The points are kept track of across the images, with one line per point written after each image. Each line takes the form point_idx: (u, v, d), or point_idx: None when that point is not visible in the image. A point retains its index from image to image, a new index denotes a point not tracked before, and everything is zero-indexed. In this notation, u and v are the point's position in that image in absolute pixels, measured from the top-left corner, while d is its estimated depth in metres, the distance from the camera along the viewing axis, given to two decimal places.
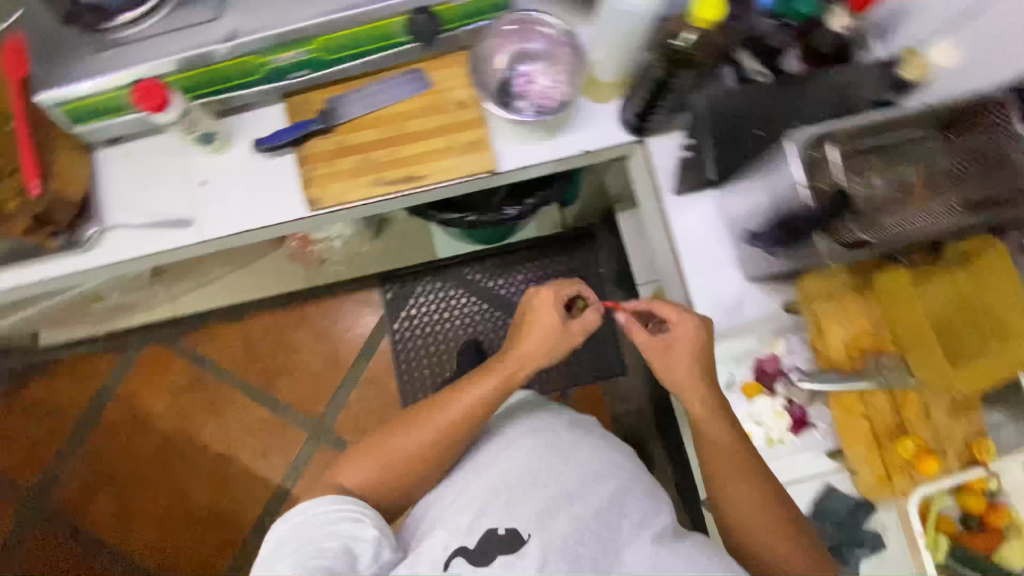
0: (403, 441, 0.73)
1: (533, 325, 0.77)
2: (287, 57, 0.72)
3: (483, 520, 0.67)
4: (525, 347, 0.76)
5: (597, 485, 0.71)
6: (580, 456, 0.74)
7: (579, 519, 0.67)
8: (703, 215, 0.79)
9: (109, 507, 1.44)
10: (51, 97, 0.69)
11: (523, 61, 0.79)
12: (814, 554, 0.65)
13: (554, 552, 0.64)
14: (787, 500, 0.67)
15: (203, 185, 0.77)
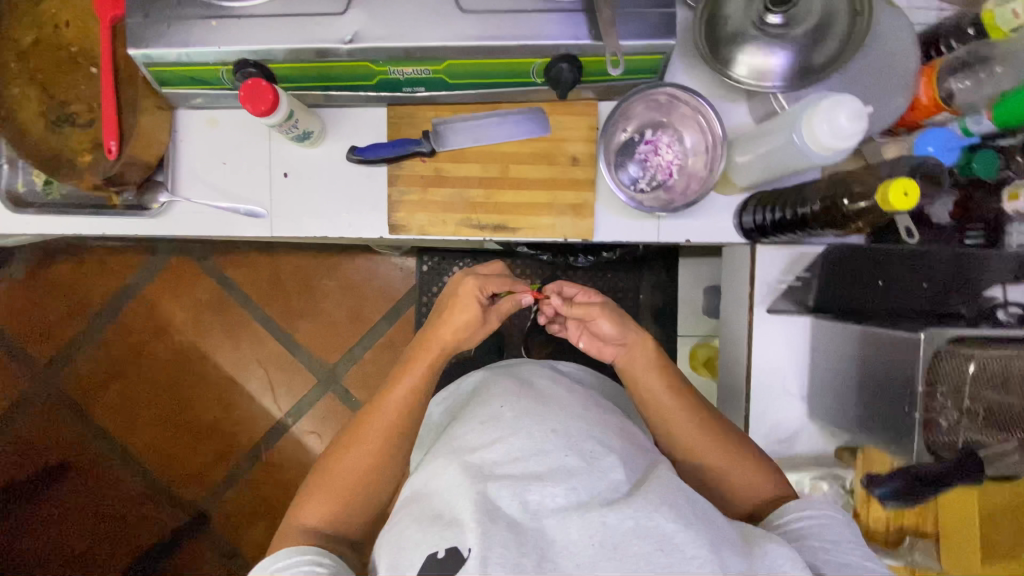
0: (350, 462, 0.67)
1: (455, 308, 0.72)
2: (407, 72, 0.65)
3: (410, 551, 0.52)
4: (426, 334, 0.73)
5: (537, 440, 0.58)
6: (531, 429, 0.59)
7: (532, 496, 0.53)
8: (790, 342, 0.76)
9: (114, 400, 1.46)
10: (144, 57, 0.62)
11: (656, 127, 0.72)
12: (759, 468, 0.68)
13: (498, 547, 0.49)
14: (702, 426, 0.68)
15: (285, 177, 0.72)
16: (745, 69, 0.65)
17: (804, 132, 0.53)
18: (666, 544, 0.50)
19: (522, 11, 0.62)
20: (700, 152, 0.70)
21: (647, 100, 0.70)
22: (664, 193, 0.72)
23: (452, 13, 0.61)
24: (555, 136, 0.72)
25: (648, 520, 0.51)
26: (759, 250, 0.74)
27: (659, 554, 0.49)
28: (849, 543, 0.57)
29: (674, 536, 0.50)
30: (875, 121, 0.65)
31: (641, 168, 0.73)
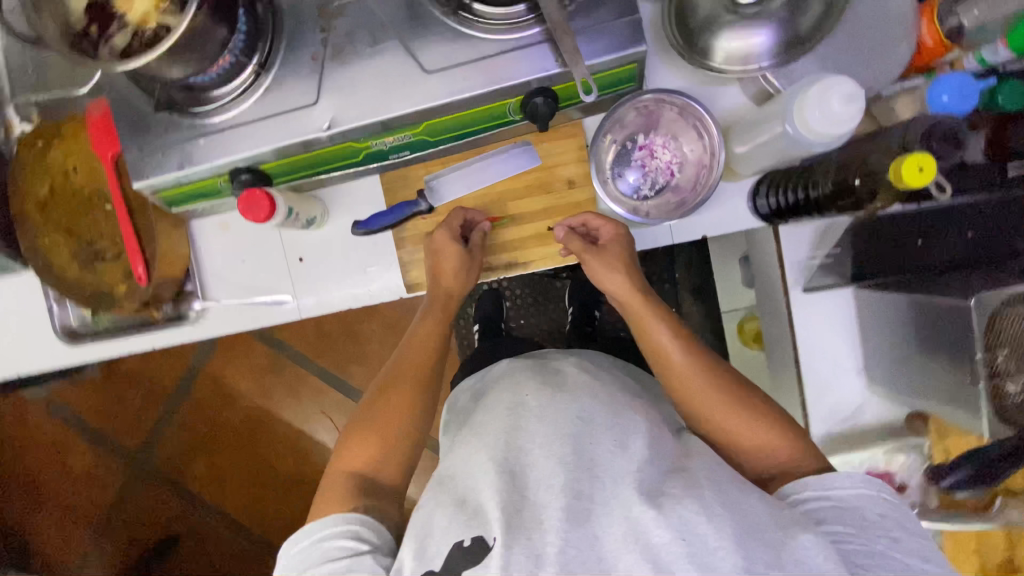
0: (392, 418, 0.65)
1: (439, 254, 0.71)
2: (389, 141, 0.66)
3: (437, 537, 0.53)
4: (437, 278, 0.72)
5: (556, 426, 0.58)
6: (550, 418, 0.59)
7: (560, 487, 0.52)
8: (835, 317, 0.72)
9: (203, 470, 1.57)
10: (149, 187, 0.65)
11: (647, 131, 0.71)
12: (779, 425, 0.60)
13: (522, 536, 0.49)
14: (714, 383, 0.61)
15: (301, 262, 0.75)
16: (723, 55, 0.63)
17: (794, 120, 0.50)
18: (687, 534, 0.47)
19: (486, 57, 0.61)
20: (694, 145, 0.69)
21: (635, 109, 0.69)
22: (670, 195, 0.71)
23: (418, 77, 0.61)
24: (547, 163, 0.72)
25: (676, 507, 0.49)
26: (780, 229, 0.71)
27: (683, 545, 0.46)
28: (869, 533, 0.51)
29: (695, 525, 0.47)
30: (878, 76, 0.61)
31: (641, 174, 0.71)
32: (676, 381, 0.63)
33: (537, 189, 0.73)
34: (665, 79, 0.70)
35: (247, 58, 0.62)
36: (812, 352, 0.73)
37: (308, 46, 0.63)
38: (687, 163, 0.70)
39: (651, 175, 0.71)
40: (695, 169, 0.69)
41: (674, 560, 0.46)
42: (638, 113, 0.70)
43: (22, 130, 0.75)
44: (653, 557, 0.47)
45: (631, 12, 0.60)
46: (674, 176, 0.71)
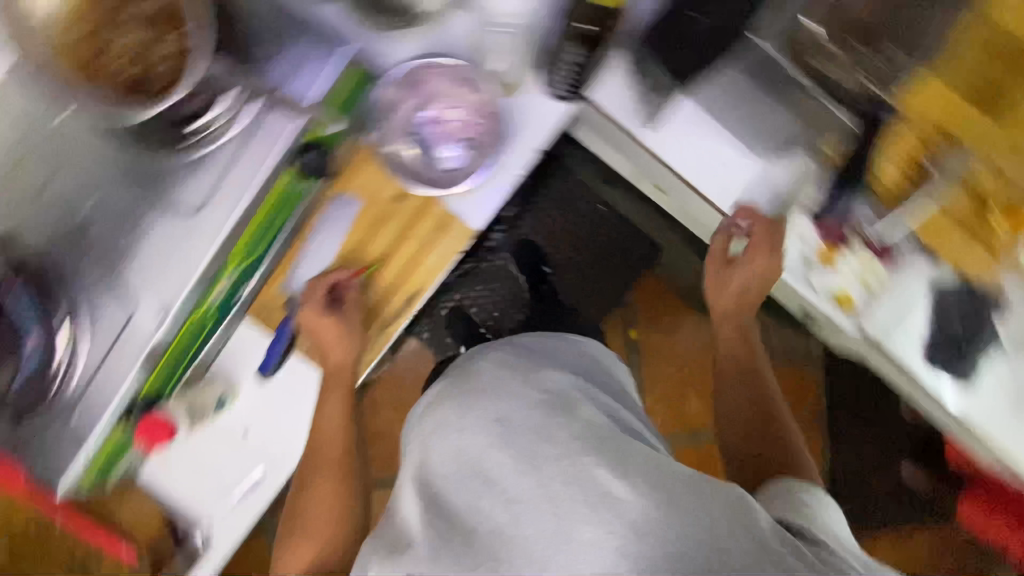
0: (317, 512, 0.67)
1: (321, 326, 0.68)
2: (221, 290, 0.65)
3: (370, 549, 0.54)
4: (326, 358, 0.70)
5: (480, 412, 0.55)
6: (473, 427, 0.53)
7: (474, 467, 0.50)
8: (694, 125, 0.70)
9: None
10: (68, 481, 0.67)
11: (423, 104, 0.69)
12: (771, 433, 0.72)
13: (452, 539, 0.47)
14: (744, 347, 0.78)
15: (240, 443, 0.73)
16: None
17: None
18: (606, 496, 0.43)
19: (228, 163, 0.61)
20: (466, 88, 0.68)
21: (392, 96, 0.67)
22: (484, 141, 0.69)
23: (190, 222, 0.60)
24: (365, 197, 0.70)
25: (583, 468, 0.45)
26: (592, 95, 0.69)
27: (603, 504, 0.42)
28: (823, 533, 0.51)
29: (615, 489, 0.43)
30: None
31: (448, 143, 0.70)
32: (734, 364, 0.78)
33: (380, 222, 0.70)
34: (400, 50, 0.68)
35: (53, 320, 0.62)
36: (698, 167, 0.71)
37: (91, 270, 0.62)
38: (472, 105, 0.69)
39: (456, 135, 0.69)
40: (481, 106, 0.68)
41: (595, 532, 0.41)
42: (402, 99, 0.69)
43: None
44: (575, 540, 0.41)
45: None
46: (473, 122, 0.69)
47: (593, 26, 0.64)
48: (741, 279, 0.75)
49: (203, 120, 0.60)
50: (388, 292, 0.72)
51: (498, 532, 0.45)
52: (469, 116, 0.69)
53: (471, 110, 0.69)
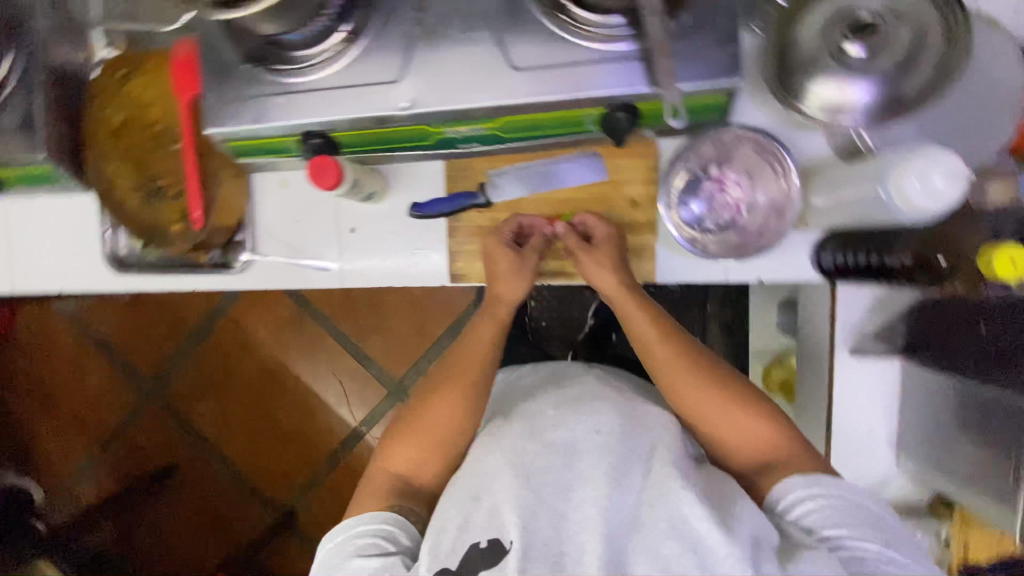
0: (431, 428, 0.70)
1: (501, 262, 0.71)
2: (462, 131, 0.67)
3: (455, 534, 0.57)
4: (495, 292, 0.73)
5: (570, 447, 0.61)
6: (566, 427, 0.63)
7: (566, 493, 0.58)
8: (875, 385, 0.71)
9: (208, 411, 1.58)
10: (222, 134, 0.66)
11: (721, 163, 0.69)
12: (760, 416, 0.64)
13: (537, 547, 0.54)
14: (702, 381, 0.65)
15: (351, 232, 0.76)
16: (814, 103, 0.60)
17: (890, 185, 0.47)
18: (698, 547, 0.51)
19: (575, 64, 0.60)
20: (768, 185, 0.67)
21: (713, 141, 0.67)
22: (733, 234, 0.69)
23: (505, 73, 0.61)
24: (613, 179, 0.71)
25: (674, 509, 0.54)
26: (838, 290, 0.69)
27: (694, 556, 0.51)
28: (864, 532, 0.53)
29: (707, 538, 0.51)
30: (978, 150, 0.58)
31: (706, 206, 0.70)
32: (678, 379, 0.66)
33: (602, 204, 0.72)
34: (752, 116, 0.67)
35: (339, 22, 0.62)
36: (844, 415, 0.72)
37: (401, 21, 0.62)
38: (757, 202, 0.68)
39: (720, 208, 0.69)
40: (761, 212, 0.68)
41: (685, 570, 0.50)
42: (715, 146, 0.68)
43: (103, 55, 0.76)
44: (666, 564, 0.51)
45: (733, 44, 0.57)
46: (743, 213, 0.69)
47: (943, 260, 0.53)
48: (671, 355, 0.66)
49: (589, 15, 0.58)
50: (570, 257, 0.75)
51: (591, 554, 0.53)
52: (744, 206, 0.68)
53: (750, 203, 0.68)
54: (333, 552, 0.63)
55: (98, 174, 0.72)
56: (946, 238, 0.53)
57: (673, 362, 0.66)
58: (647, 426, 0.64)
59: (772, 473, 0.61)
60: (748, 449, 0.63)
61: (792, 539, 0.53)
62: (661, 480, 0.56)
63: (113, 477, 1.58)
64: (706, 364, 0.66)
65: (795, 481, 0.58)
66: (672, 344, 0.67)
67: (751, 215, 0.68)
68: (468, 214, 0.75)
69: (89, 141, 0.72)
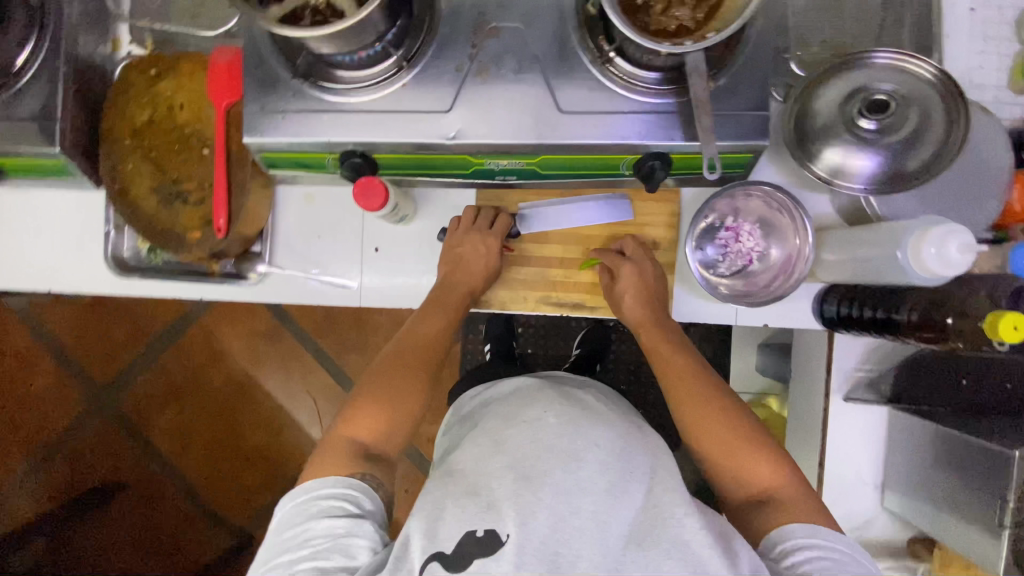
0: (393, 392, 0.67)
1: (474, 256, 0.72)
2: (502, 164, 0.69)
3: (451, 523, 0.54)
4: (448, 283, 0.73)
5: (575, 451, 0.58)
6: (568, 435, 0.60)
7: (571, 497, 0.55)
8: (865, 430, 0.76)
9: (167, 424, 1.48)
10: (257, 144, 0.65)
11: (735, 215, 0.74)
12: (768, 452, 0.65)
13: (534, 545, 0.52)
14: (720, 413, 0.67)
15: (375, 252, 0.76)
16: (827, 164, 0.66)
17: (909, 249, 0.53)
18: (698, 570, 0.52)
19: (619, 112, 0.64)
20: (778, 240, 0.73)
21: (731, 196, 0.73)
22: (742, 281, 0.74)
23: (554, 115, 0.64)
24: (638, 221, 0.76)
25: (675, 532, 0.55)
26: (836, 338, 0.75)
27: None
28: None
29: (708, 562, 0.53)
30: (967, 223, 0.66)
31: (720, 254, 0.75)
32: (694, 411, 0.68)
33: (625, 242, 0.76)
34: (768, 174, 0.73)
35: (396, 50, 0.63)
36: (836, 457, 0.77)
37: (457, 54, 0.65)
38: (767, 254, 0.73)
39: (733, 256, 0.74)
40: (770, 263, 0.73)
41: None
42: (729, 200, 0.74)
43: (128, 51, 0.74)
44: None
45: (764, 108, 0.63)
46: (754, 262, 0.74)
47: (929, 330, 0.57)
48: (694, 387, 0.69)
49: (624, 63, 0.63)
50: (587, 288, 0.77)
51: (589, 562, 0.52)
52: (755, 256, 0.74)
53: (760, 253, 0.74)
54: (293, 511, 0.59)
55: (111, 172, 0.69)
56: (955, 300, 0.56)
57: (689, 393, 0.68)
58: (640, 442, 0.64)
59: (778, 509, 0.62)
60: (754, 485, 0.64)
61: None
62: (663, 504, 0.57)
63: (49, 494, 1.44)
64: (720, 393, 0.68)
65: (796, 528, 0.59)
66: (693, 372, 0.70)
67: (761, 265, 0.74)
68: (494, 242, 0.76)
69: (106, 136, 0.69)
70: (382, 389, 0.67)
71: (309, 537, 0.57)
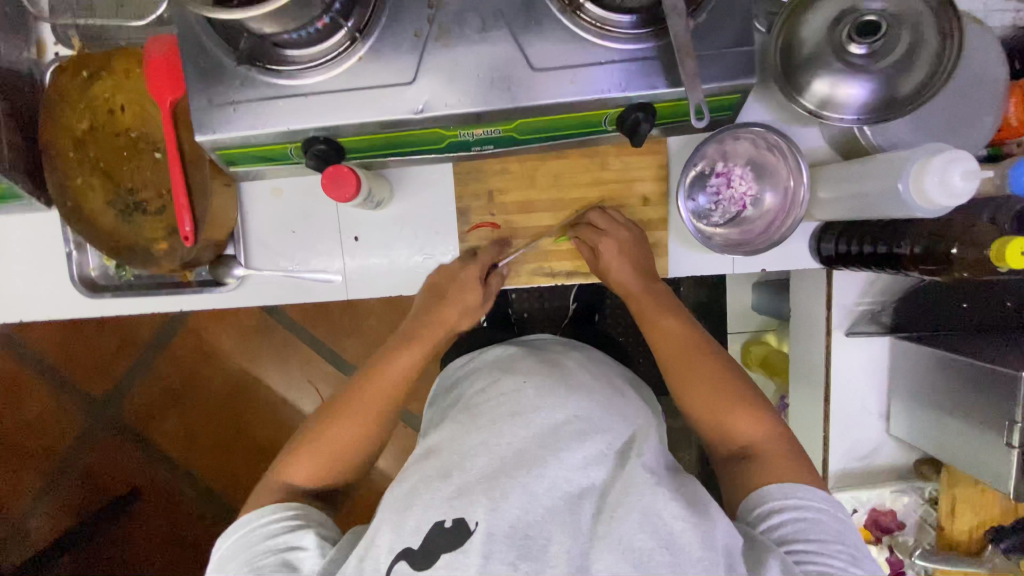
0: (337, 435, 0.64)
1: (451, 283, 0.71)
2: (476, 133, 0.65)
3: (419, 513, 0.53)
4: (428, 312, 0.69)
5: (550, 424, 0.58)
6: (546, 408, 0.59)
7: (542, 471, 0.54)
8: (868, 362, 0.76)
9: (172, 430, 1.43)
10: (212, 142, 0.61)
11: (725, 160, 0.71)
12: (750, 404, 0.64)
13: (503, 530, 0.51)
14: (706, 365, 0.66)
15: (355, 241, 0.72)
16: (815, 96, 0.63)
17: (909, 179, 0.51)
18: (671, 543, 0.50)
19: (595, 63, 0.60)
20: (772, 181, 0.70)
21: (719, 143, 0.69)
22: (737, 229, 0.72)
23: (525, 74, 0.59)
24: (625, 177, 0.74)
25: (648, 501, 0.52)
26: (835, 274, 0.74)
27: (666, 553, 0.50)
28: (834, 543, 0.53)
29: (681, 535, 0.50)
30: (963, 143, 0.63)
31: (712, 202, 0.72)
32: (680, 365, 0.67)
33: (612, 201, 0.75)
34: (756, 113, 0.70)
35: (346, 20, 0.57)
36: (840, 391, 0.77)
37: (413, 17, 0.59)
38: (760, 197, 0.71)
39: (727, 204, 0.72)
40: (763, 208, 0.70)
41: (658, 567, 0.49)
42: (718, 145, 0.70)
43: (55, 52, 0.68)
44: (638, 561, 0.49)
45: (748, 43, 0.59)
46: (749, 207, 0.71)
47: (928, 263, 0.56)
48: (683, 339, 0.68)
49: (596, 9, 0.57)
50: (573, 257, 0.75)
51: (560, 546, 0.50)
52: (749, 200, 0.71)
53: (754, 198, 0.71)
54: (236, 544, 0.58)
55: (60, 190, 0.64)
56: (957, 231, 0.54)
57: (674, 346, 0.68)
58: (622, 411, 0.62)
59: (757, 462, 0.61)
60: (737, 434, 0.63)
61: (763, 548, 0.53)
62: (634, 471, 0.55)
63: (59, 518, 1.40)
64: (702, 346, 0.67)
65: (773, 489, 0.57)
66: (676, 328, 0.69)
67: (754, 210, 0.71)
68: (479, 218, 0.73)
69: (47, 152, 0.64)
70: (330, 435, 0.65)
71: (252, 558, 0.56)
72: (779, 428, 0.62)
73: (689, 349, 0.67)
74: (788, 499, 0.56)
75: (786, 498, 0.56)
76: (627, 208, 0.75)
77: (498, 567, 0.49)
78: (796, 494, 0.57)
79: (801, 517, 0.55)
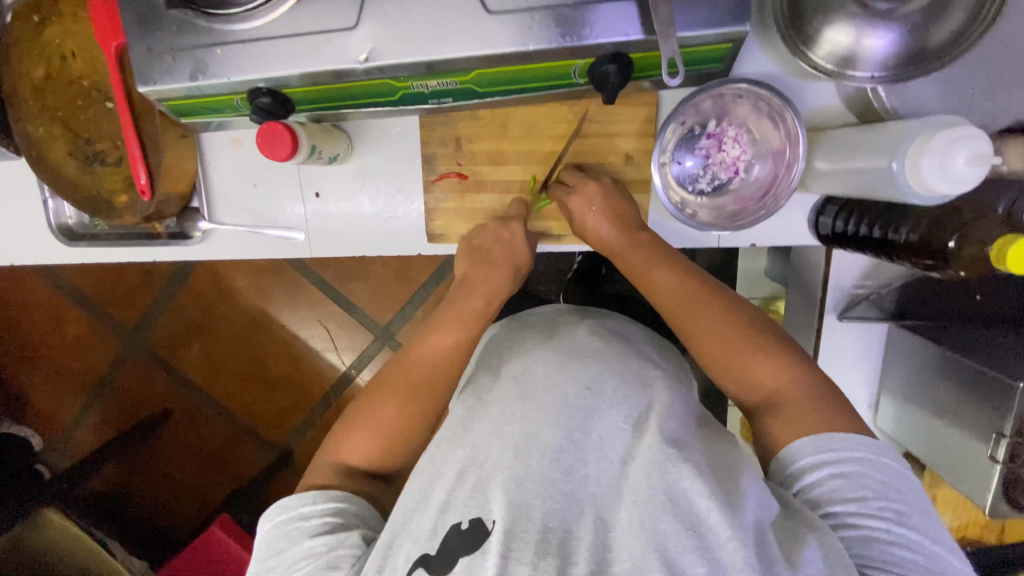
0: (387, 411, 0.61)
1: (496, 244, 0.69)
2: (431, 85, 0.59)
3: (437, 516, 0.51)
4: (469, 283, 0.68)
5: (559, 399, 0.55)
6: (561, 388, 0.56)
7: (558, 455, 0.51)
8: (863, 346, 0.70)
9: (197, 356, 1.48)
10: (155, 93, 0.58)
11: (720, 118, 0.63)
12: (769, 346, 0.57)
13: (524, 529, 0.48)
14: (712, 313, 0.59)
15: (316, 197, 0.71)
16: (828, 49, 0.54)
17: (904, 158, 0.45)
18: (698, 526, 0.46)
19: (562, 6, 0.52)
20: (771, 138, 0.62)
21: (713, 97, 0.61)
22: (729, 200, 0.64)
23: (482, 21, 0.53)
24: (606, 131, 0.67)
25: (673, 478, 0.48)
26: (835, 251, 0.66)
27: (693, 537, 0.45)
28: (876, 499, 0.47)
29: (707, 517, 0.46)
30: (1002, 108, 0.54)
31: (701, 165, 0.64)
32: (682, 320, 0.61)
33: (591, 158, 0.69)
34: (756, 64, 0.60)
35: None
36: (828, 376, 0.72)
37: None
38: (757, 161, 0.63)
39: (720, 169, 0.64)
40: (758, 179, 0.63)
41: (683, 552, 0.45)
42: (716, 100, 0.61)
43: None
44: (661, 550, 0.45)
45: None
46: (741, 177, 0.64)
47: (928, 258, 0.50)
48: (685, 290, 0.62)
49: None
50: (554, 216, 0.71)
51: (583, 539, 0.47)
52: (746, 161, 0.63)
53: (751, 159, 0.63)
54: (274, 536, 0.55)
55: (25, 139, 0.64)
56: (960, 222, 0.48)
57: (672, 299, 0.62)
58: (656, 388, 0.57)
59: (772, 411, 0.54)
60: (751, 382, 0.56)
61: (800, 518, 0.47)
62: (654, 444, 0.51)
63: (99, 432, 1.53)
64: (704, 294, 0.61)
65: (804, 443, 0.51)
66: (670, 278, 0.62)
67: (749, 176, 0.63)
68: (448, 171, 0.70)
69: (10, 101, 0.64)
70: (380, 411, 0.61)
71: (291, 560, 0.53)
72: (798, 365, 0.55)
73: (696, 301, 0.61)
74: (828, 447, 0.50)
75: (826, 447, 0.50)
76: (608, 167, 0.69)
77: (517, 567, 0.46)
78: (837, 442, 0.50)
79: (840, 468, 0.49)
